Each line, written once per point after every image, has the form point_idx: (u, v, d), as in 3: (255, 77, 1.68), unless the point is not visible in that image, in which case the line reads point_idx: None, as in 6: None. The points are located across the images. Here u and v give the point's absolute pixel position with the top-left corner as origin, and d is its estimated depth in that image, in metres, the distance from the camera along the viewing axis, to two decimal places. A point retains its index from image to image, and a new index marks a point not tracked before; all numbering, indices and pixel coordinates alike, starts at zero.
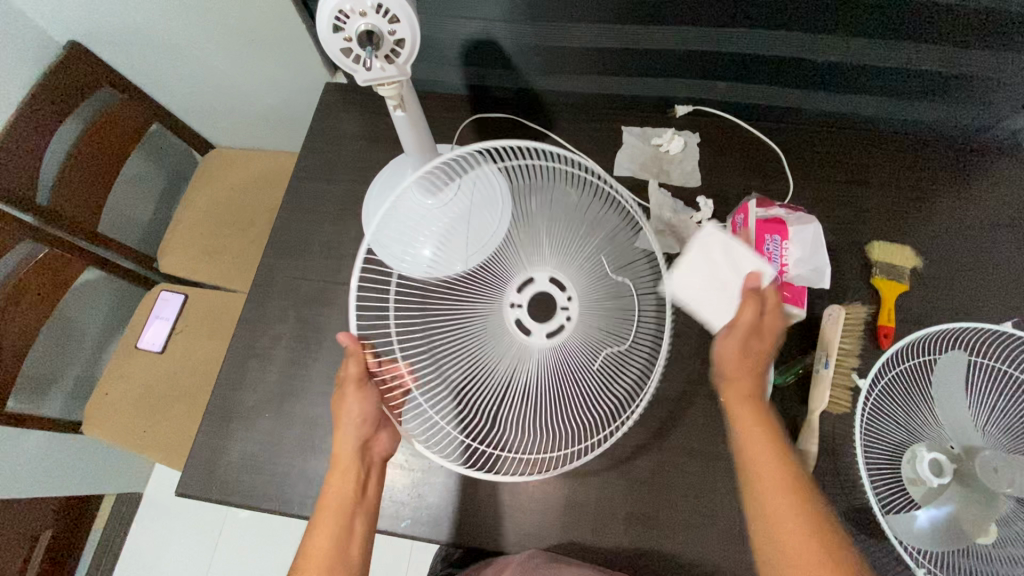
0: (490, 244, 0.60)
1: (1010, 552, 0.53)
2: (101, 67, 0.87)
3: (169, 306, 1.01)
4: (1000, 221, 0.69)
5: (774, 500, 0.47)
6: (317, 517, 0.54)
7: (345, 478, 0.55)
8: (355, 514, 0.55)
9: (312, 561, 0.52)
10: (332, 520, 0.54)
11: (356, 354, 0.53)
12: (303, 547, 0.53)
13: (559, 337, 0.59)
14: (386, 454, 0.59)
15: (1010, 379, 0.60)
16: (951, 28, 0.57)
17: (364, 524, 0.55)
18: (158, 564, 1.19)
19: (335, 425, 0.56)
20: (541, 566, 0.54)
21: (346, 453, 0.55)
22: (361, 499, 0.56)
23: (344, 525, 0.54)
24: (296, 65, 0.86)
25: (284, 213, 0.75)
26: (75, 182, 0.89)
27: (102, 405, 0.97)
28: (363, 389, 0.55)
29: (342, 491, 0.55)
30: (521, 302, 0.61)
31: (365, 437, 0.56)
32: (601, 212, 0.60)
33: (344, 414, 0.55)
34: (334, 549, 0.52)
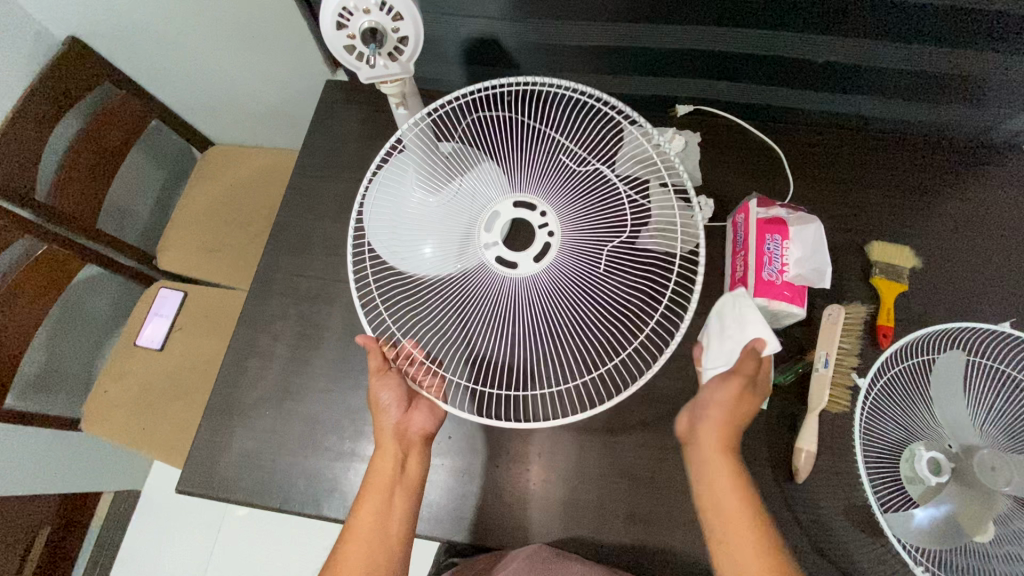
0: (459, 190, 0.58)
1: (1006, 549, 0.53)
2: (101, 64, 0.87)
3: (168, 303, 1.01)
4: (1000, 221, 0.69)
5: (734, 544, 0.48)
6: (360, 496, 0.56)
7: (383, 459, 0.56)
8: (393, 494, 0.56)
9: (354, 536, 0.54)
10: (370, 499, 0.55)
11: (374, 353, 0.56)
12: (348, 523, 0.56)
13: (549, 258, 0.55)
14: (427, 432, 0.59)
15: (1008, 379, 0.61)
16: (951, 30, 0.58)
17: (404, 502, 0.56)
18: (156, 561, 1.19)
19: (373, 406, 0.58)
20: (548, 561, 0.55)
21: (384, 435, 0.57)
22: (397, 480, 0.56)
23: (384, 503, 0.55)
24: (298, 63, 0.86)
25: (285, 210, 0.75)
26: (73, 178, 0.89)
27: (101, 402, 0.96)
28: (387, 375, 0.57)
29: (379, 472, 0.56)
30: (496, 240, 0.57)
31: (400, 422, 0.57)
32: (557, 147, 0.59)
33: (376, 398, 0.58)
34: (375, 528, 0.55)
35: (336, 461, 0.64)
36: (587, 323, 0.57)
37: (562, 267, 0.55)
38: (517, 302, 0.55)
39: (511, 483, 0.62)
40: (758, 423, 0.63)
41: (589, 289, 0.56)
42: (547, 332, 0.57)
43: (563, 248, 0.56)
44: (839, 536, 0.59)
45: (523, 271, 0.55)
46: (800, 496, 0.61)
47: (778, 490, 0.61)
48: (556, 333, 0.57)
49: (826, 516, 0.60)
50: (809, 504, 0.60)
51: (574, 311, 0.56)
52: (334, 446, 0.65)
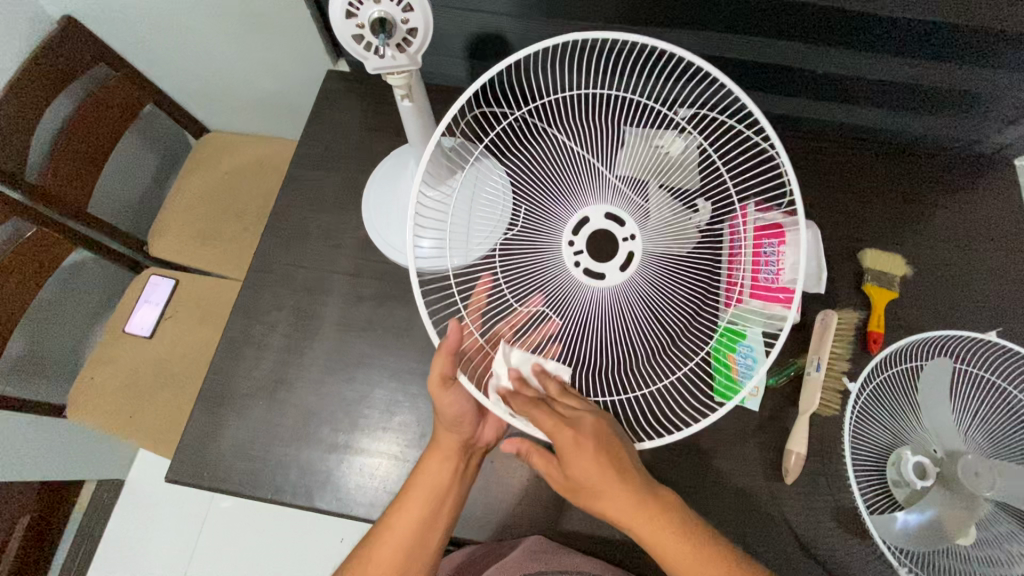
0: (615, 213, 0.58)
1: (986, 552, 0.55)
2: (98, 44, 0.86)
3: (159, 290, 1.00)
4: (990, 233, 0.71)
5: (665, 555, 0.48)
6: (403, 495, 0.54)
7: (444, 464, 0.55)
8: (445, 502, 0.54)
9: (390, 535, 0.52)
10: (421, 503, 0.53)
11: (445, 355, 0.51)
12: (383, 520, 0.54)
13: (631, 268, 0.57)
14: (485, 445, 0.59)
15: (994, 387, 0.62)
16: (949, 48, 0.59)
17: (451, 515, 0.55)
18: (139, 553, 1.17)
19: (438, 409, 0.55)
20: (550, 551, 0.57)
21: (447, 442, 0.56)
22: (453, 488, 0.55)
23: (430, 514, 0.53)
24: (298, 51, 0.85)
25: (282, 200, 0.75)
26: (65, 160, 0.87)
27: (87, 389, 0.95)
28: (452, 389, 0.53)
29: (436, 476, 0.54)
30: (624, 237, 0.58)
31: (468, 433, 0.56)
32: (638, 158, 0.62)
33: (442, 412, 0.55)
34: (414, 535, 0.52)
35: (330, 452, 0.64)
36: (563, 302, 0.57)
37: (649, 274, 0.58)
38: (601, 308, 0.56)
39: (505, 477, 0.63)
40: (752, 424, 0.64)
41: (551, 266, 0.58)
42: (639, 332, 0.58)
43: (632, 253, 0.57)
44: (827, 538, 0.60)
45: (609, 283, 0.56)
46: (789, 497, 0.62)
47: (768, 490, 0.62)
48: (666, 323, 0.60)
49: (814, 517, 0.61)
50: (798, 505, 0.61)
51: (564, 295, 0.57)
52: (328, 438, 0.64)
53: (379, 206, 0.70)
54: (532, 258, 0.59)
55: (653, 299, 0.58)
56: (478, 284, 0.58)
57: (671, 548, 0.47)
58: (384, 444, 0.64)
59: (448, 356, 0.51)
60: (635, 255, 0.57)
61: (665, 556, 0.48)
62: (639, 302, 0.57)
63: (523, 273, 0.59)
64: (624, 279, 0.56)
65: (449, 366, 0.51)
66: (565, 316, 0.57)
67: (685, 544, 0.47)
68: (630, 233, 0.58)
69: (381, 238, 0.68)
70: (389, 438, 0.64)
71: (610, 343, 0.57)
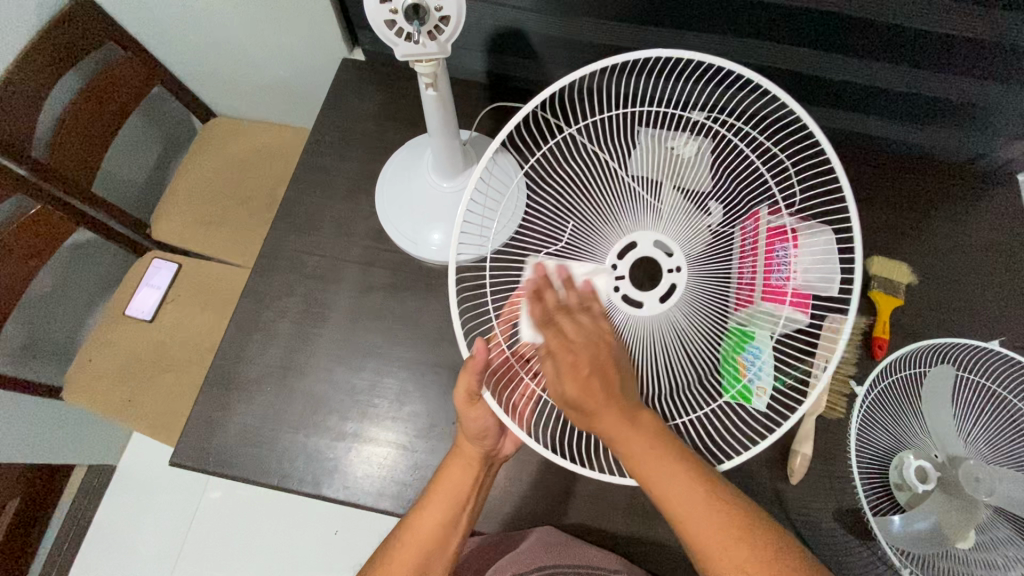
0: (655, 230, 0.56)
1: (985, 555, 0.55)
2: (108, 23, 0.85)
3: (161, 274, 0.99)
4: (993, 244, 0.72)
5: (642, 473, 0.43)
6: (424, 499, 0.54)
7: (466, 470, 0.55)
8: (464, 510, 0.54)
9: (412, 538, 0.52)
10: (442, 509, 0.53)
11: (471, 372, 0.49)
12: (403, 522, 0.53)
13: (674, 301, 0.55)
14: (505, 457, 0.58)
15: (995, 396, 0.63)
16: (961, 61, 0.60)
17: (467, 519, 0.55)
18: (130, 539, 1.16)
19: (464, 416, 0.53)
20: (561, 544, 0.57)
21: (472, 450, 0.55)
22: (473, 496, 0.55)
23: (451, 517, 0.53)
24: (313, 39, 0.85)
25: (295, 186, 0.74)
26: (71, 138, 0.86)
27: (84, 372, 0.93)
28: (477, 406, 0.52)
29: (460, 481, 0.54)
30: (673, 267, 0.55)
31: (491, 445, 0.55)
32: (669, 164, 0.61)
33: (466, 425, 0.54)
34: (435, 536, 0.52)
35: (337, 441, 0.63)
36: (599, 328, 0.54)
37: (687, 309, 0.55)
38: (640, 337, 0.54)
39: (512, 470, 0.63)
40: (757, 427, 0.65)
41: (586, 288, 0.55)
42: (675, 367, 0.55)
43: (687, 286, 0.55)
44: (829, 537, 0.61)
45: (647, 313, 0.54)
46: (794, 497, 0.63)
47: (774, 490, 0.63)
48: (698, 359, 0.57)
49: (816, 518, 0.62)
50: (801, 505, 0.62)
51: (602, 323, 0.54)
52: (336, 426, 0.64)
53: (392, 195, 0.69)
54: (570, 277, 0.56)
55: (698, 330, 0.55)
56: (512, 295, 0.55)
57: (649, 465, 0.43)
58: (393, 434, 0.64)
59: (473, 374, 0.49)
60: (677, 287, 0.55)
61: (642, 473, 0.43)
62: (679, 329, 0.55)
63: None
64: (662, 311, 0.55)
65: (474, 384, 0.50)
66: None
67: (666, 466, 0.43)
68: (675, 265, 0.55)
69: (395, 228, 0.68)
70: (398, 428, 0.64)
71: (650, 372, 0.54)
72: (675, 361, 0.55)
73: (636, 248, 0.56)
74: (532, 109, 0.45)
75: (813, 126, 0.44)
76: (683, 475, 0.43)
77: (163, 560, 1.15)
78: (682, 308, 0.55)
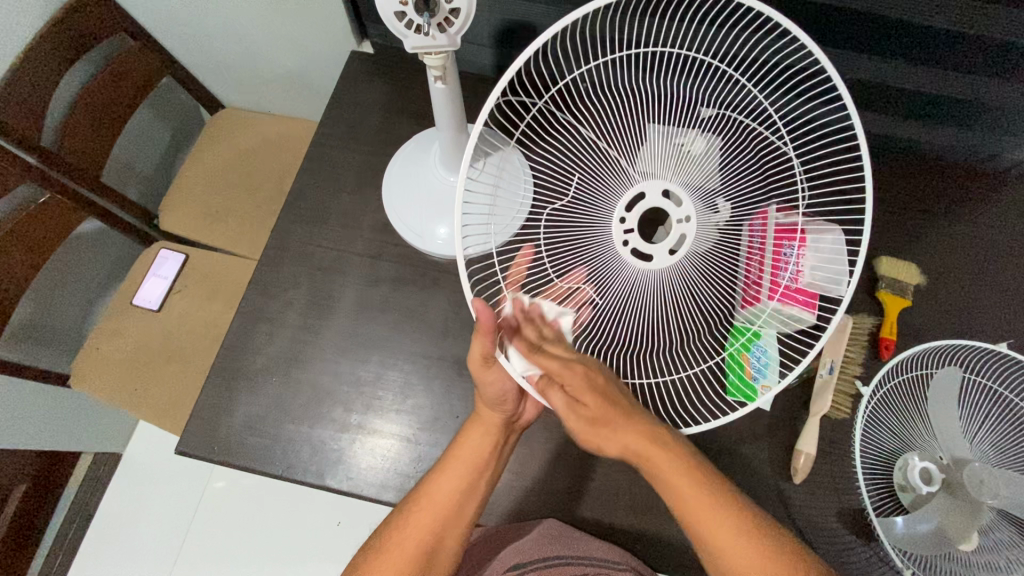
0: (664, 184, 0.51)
1: (986, 558, 0.55)
2: (118, 13, 0.85)
3: (168, 264, 0.99)
4: (1001, 246, 0.72)
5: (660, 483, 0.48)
6: (442, 465, 0.54)
7: (484, 437, 0.55)
8: (483, 476, 0.54)
9: (430, 501, 0.52)
10: (462, 474, 0.53)
11: (484, 335, 0.46)
12: (421, 487, 0.53)
13: (683, 254, 0.51)
14: (525, 423, 0.58)
15: (1001, 397, 0.63)
16: (974, 60, 0.60)
17: (487, 486, 0.55)
18: (135, 526, 1.18)
19: (481, 379, 0.53)
20: (565, 535, 0.59)
21: (492, 414, 0.55)
22: (493, 463, 0.55)
23: (470, 483, 0.54)
24: (321, 32, 0.84)
25: (302, 179, 0.74)
26: (81, 129, 0.86)
27: (91, 360, 0.94)
28: (494, 368, 0.51)
29: (479, 444, 0.54)
30: (683, 215, 0.50)
31: (511, 410, 0.55)
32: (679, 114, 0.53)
33: (484, 390, 0.53)
34: (455, 499, 0.53)
35: (341, 432, 0.64)
36: (603, 282, 0.52)
37: (698, 262, 0.52)
38: (649, 292, 0.52)
39: (515, 464, 0.63)
40: (760, 424, 0.65)
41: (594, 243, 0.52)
42: (680, 312, 0.54)
43: (698, 240, 0.51)
44: (830, 536, 0.61)
45: (656, 265, 0.51)
46: (797, 496, 0.63)
47: (777, 489, 0.63)
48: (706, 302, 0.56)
49: (818, 517, 0.62)
50: (804, 504, 0.62)
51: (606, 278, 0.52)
52: (340, 418, 0.64)
53: (399, 190, 0.69)
54: (579, 235, 0.54)
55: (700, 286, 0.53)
56: (518, 255, 0.52)
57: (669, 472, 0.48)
58: (397, 426, 0.64)
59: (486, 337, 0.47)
60: (688, 238, 0.51)
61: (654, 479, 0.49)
62: (689, 282, 0.53)
63: (567, 246, 0.54)
64: (671, 262, 0.51)
65: (489, 347, 0.48)
66: (607, 296, 0.53)
67: (689, 483, 0.48)
68: (686, 215, 0.50)
69: (401, 222, 0.68)
70: (402, 420, 0.64)
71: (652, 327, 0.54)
72: (680, 305, 0.54)
73: (644, 199, 0.51)
74: (520, 64, 0.39)
75: (837, 79, 0.40)
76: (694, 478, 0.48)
77: (168, 547, 1.16)
78: (694, 260, 0.52)
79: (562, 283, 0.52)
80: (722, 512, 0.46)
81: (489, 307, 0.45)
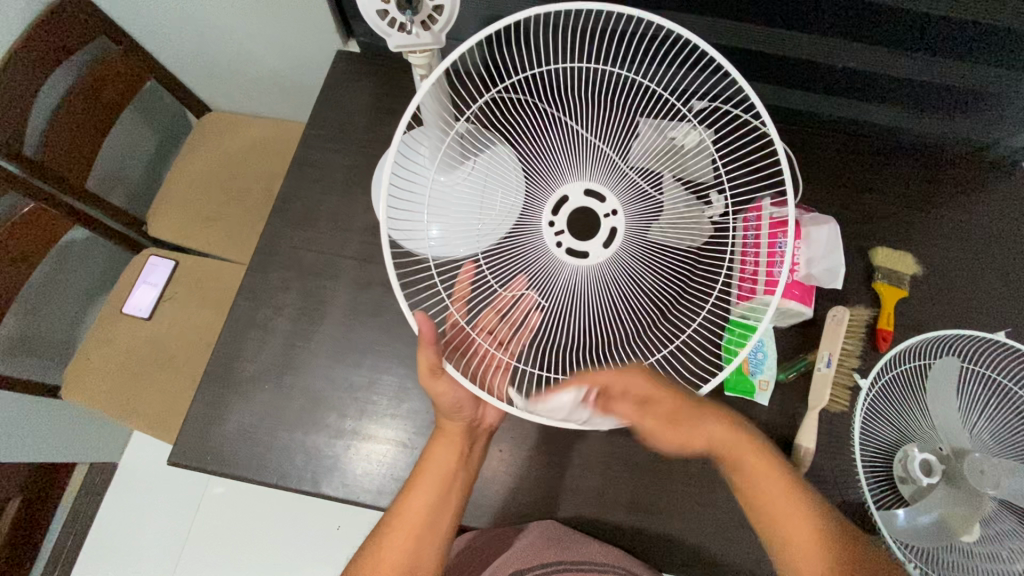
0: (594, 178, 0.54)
1: (989, 549, 0.55)
2: (101, 18, 0.84)
3: (158, 271, 0.98)
4: (998, 234, 0.71)
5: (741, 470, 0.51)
6: (410, 483, 0.54)
7: (448, 448, 0.55)
8: (452, 487, 0.54)
9: (402, 522, 0.52)
10: (429, 491, 0.53)
11: (426, 347, 0.47)
12: (394, 506, 0.53)
13: (617, 244, 0.53)
14: (491, 425, 0.58)
15: (1000, 387, 0.62)
16: (969, 47, 0.59)
17: (458, 498, 0.55)
18: (133, 536, 1.17)
19: (437, 391, 0.52)
20: (564, 538, 0.59)
21: (453, 424, 0.55)
22: (460, 473, 0.55)
23: (439, 499, 0.53)
24: (308, 32, 0.83)
25: (290, 182, 0.73)
26: (64, 136, 0.85)
27: (82, 370, 0.93)
28: (442, 378, 0.50)
29: (443, 458, 0.54)
30: (613, 209, 0.53)
31: (469, 416, 0.55)
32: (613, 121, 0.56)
33: (440, 401, 0.53)
34: (428, 516, 0.52)
35: (336, 439, 0.63)
36: (544, 282, 0.53)
37: (632, 250, 0.54)
38: (585, 287, 0.52)
39: (514, 466, 0.62)
40: (760, 419, 0.64)
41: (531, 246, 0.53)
42: (623, 309, 0.54)
43: (628, 230, 0.53)
44: None
45: (594, 261, 0.52)
46: None
47: None
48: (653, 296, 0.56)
49: None
50: None
51: (544, 281, 0.53)
52: (334, 424, 0.64)
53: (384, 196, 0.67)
54: (512, 241, 0.55)
55: (645, 279, 0.55)
56: (460, 272, 0.53)
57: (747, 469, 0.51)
58: (392, 431, 0.63)
59: (430, 349, 0.47)
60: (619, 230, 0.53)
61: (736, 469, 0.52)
62: (627, 274, 0.54)
63: (503, 255, 0.54)
64: (608, 256, 0.53)
65: (434, 358, 0.48)
66: (550, 298, 0.53)
67: (774, 480, 0.50)
68: (612, 208, 0.53)
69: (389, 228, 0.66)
70: (396, 425, 0.63)
71: (595, 319, 0.53)
72: (624, 300, 0.54)
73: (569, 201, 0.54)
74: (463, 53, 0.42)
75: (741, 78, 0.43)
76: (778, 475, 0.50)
77: (168, 556, 1.15)
78: (626, 249, 0.53)
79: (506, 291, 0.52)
80: (804, 516, 0.49)
81: (429, 320, 0.46)
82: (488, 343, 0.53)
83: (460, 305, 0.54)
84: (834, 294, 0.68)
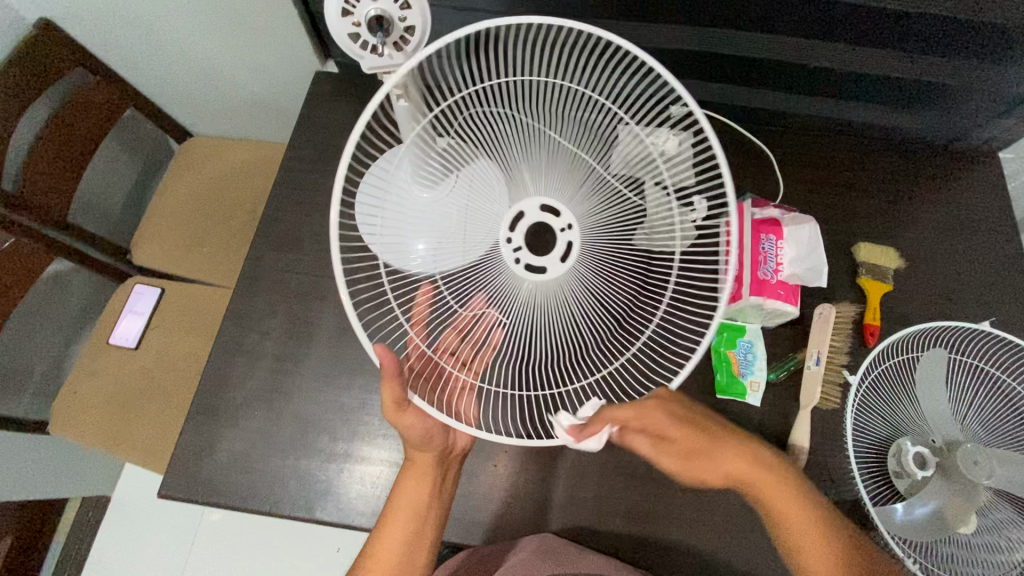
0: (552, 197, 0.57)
1: (986, 539, 0.55)
2: (77, 47, 0.83)
3: (144, 299, 0.97)
4: (977, 224, 0.72)
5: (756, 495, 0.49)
6: (385, 521, 0.53)
7: (422, 479, 0.54)
8: (427, 520, 0.54)
9: (376, 562, 0.52)
10: (403, 527, 0.53)
11: (390, 380, 0.46)
12: (369, 544, 0.53)
13: (573, 258, 0.56)
14: (462, 450, 0.58)
15: (988, 376, 0.63)
16: (938, 42, 0.60)
17: (433, 531, 0.55)
18: (129, 569, 1.15)
19: (403, 426, 0.52)
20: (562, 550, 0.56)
21: (424, 456, 0.54)
22: (433, 506, 0.55)
23: (414, 534, 0.53)
24: (285, 54, 0.83)
25: (273, 205, 0.73)
26: (43, 169, 0.84)
27: (70, 404, 0.91)
28: (408, 412, 0.50)
29: (415, 492, 0.54)
30: (567, 224, 0.57)
31: (441, 445, 0.55)
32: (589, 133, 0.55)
33: (407, 435, 0.52)
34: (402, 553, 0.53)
35: (329, 462, 0.62)
36: (506, 299, 0.55)
37: (588, 263, 0.56)
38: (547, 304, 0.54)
39: (509, 481, 0.62)
40: (753, 420, 0.64)
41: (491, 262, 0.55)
42: (583, 323, 0.54)
43: (583, 244, 0.56)
44: None
45: (553, 275, 0.55)
46: None
47: None
48: (614, 307, 0.56)
49: None
50: None
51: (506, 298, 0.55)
52: (327, 447, 0.63)
53: None
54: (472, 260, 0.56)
55: (606, 292, 0.56)
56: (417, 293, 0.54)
57: (763, 490, 0.49)
58: (385, 452, 0.63)
59: (395, 383, 0.47)
60: (573, 244, 0.56)
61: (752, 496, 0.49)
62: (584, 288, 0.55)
63: (462, 276, 0.56)
64: (565, 270, 0.56)
65: (399, 392, 0.48)
66: (510, 315, 0.54)
67: (790, 498, 0.48)
68: (567, 223, 0.56)
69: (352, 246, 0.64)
70: (388, 446, 0.63)
71: (552, 333, 0.54)
72: (584, 316, 0.54)
73: (525, 217, 0.57)
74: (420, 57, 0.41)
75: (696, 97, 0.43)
76: (796, 499, 0.48)
77: None
78: (582, 262, 0.56)
79: (465, 311, 0.54)
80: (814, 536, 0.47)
81: (390, 352, 0.45)
82: (452, 365, 0.54)
83: (419, 329, 0.55)
84: (821, 293, 0.68)
